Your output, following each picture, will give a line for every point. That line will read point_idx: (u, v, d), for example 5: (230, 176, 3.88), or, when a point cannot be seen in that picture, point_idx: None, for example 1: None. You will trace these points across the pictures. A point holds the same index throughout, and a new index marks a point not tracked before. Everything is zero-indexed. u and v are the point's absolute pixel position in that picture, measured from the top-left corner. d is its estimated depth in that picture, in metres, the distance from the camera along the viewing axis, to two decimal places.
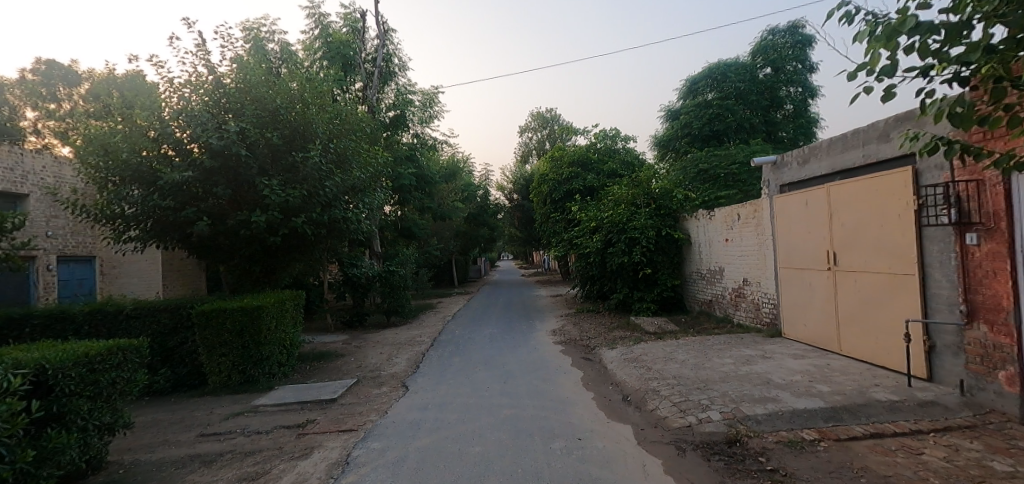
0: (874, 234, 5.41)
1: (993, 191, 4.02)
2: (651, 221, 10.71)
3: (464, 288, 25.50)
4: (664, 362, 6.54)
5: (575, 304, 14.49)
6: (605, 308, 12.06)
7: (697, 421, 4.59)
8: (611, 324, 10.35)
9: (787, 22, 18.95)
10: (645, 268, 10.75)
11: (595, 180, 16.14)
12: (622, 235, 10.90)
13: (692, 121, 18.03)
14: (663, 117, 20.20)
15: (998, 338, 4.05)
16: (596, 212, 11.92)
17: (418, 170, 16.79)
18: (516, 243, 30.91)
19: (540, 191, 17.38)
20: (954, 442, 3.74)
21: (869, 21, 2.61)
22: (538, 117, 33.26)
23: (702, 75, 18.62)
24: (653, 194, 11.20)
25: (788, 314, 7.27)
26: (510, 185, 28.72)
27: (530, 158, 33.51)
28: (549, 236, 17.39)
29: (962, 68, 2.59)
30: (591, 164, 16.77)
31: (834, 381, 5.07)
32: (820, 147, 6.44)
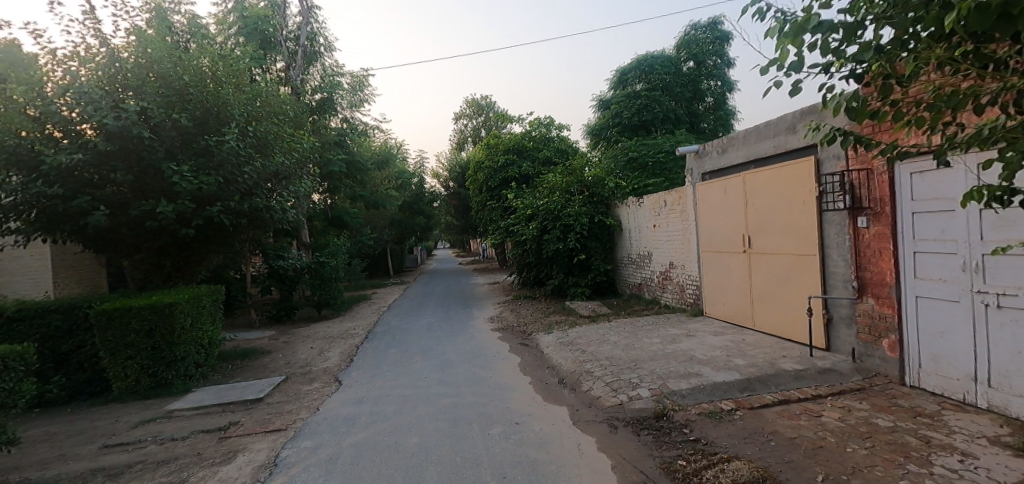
0: (784, 218, 5.88)
1: (880, 179, 4.49)
2: (584, 208, 11.01)
3: (401, 277, 24.99)
4: (597, 344, 6.76)
5: (512, 291, 14.62)
6: (542, 294, 12.29)
7: (628, 399, 4.81)
8: (547, 309, 10.55)
9: (708, 18, 19.79)
10: (579, 254, 11.08)
11: (530, 168, 16.27)
12: (557, 222, 11.12)
13: (623, 111, 18.70)
14: (595, 107, 20.78)
15: (882, 309, 4.58)
16: (531, 199, 11.99)
17: (349, 156, 15.83)
18: (452, 231, 30.67)
19: (476, 179, 17.35)
20: (847, 404, 4.19)
21: (775, 17, 2.77)
22: (473, 103, 32.98)
23: (631, 67, 19.40)
24: (586, 182, 11.51)
25: (709, 295, 7.78)
26: (445, 173, 28.35)
27: (466, 145, 33.27)
28: (486, 225, 17.39)
29: (855, 66, 2.88)
30: (527, 151, 16.83)
31: (748, 355, 5.50)
32: (737, 137, 6.85)
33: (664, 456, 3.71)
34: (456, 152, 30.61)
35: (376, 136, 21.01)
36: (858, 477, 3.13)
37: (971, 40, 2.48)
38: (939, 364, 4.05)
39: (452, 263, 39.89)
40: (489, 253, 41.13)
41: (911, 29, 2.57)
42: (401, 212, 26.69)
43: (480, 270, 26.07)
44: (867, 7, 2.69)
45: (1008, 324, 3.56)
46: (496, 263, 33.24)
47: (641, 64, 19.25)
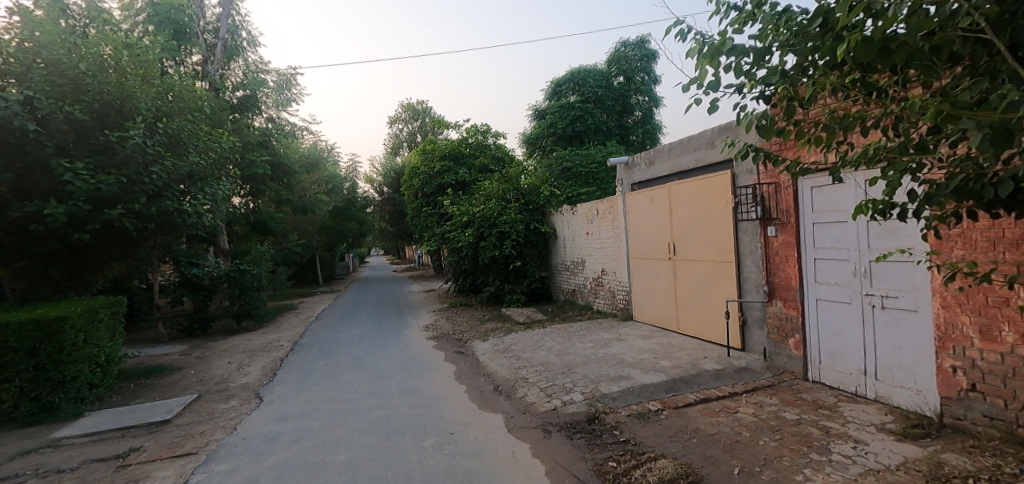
0: (705, 227, 6.28)
1: (786, 192, 4.91)
2: (520, 216, 11.16)
3: (331, 286, 23.93)
4: (532, 350, 6.82)
5: (448, 299, 14.47)
6: (478, 301, 12.25)
7: (562, 403, 4.88)
8: (483, 316, 10.53)
9: (637, 36, 20.46)
10: (515, 261, 11.20)
11: (467, 175, 16.23)
12: (493, 229, 11.15)
13: (557, 121, 19.20)
14: (531, 116, 21.20)
15: (789, 311, 5.00)
16: (468, 206, 11.95)
17: (274, 158, 14.78)
18: (386, 238, 29.87)
19: (411, 184, 17.07)
20: (759, 399, 4.52)
21: (695, 39, 2.96)
22: (409, 108, 32.48)
23: (565, 78, 19.99)
24: (522, 190, 11.66)
25: (637, 300, 8.12)
26: (379, 178, 27.60)
27: (401, 150, 32.67)
28: (422, 231, 17.10)
29: (763, 88, 3.14)
30: (463, 158, 16.71)
31: (673, 357, 5.79)
32: (662, 150, 7.23)
33: (596, 458, 3.81)
34: (391, 157, 29.86)
35: (305, 137, 20.03)
36: (769, 468, 3.38)
37: (858, 71, 2.79)
38: (836, 360, 4.48)
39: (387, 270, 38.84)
40: (425, 260, 40.48)
41: (810, 57, 2.84)
42: (332, 218, 25.63)
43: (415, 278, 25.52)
44: (773, 35, 2.94)
45: (890, 323, 4.02)
46: (431, 270, 32.81)
47: (575, 76, 19.89)
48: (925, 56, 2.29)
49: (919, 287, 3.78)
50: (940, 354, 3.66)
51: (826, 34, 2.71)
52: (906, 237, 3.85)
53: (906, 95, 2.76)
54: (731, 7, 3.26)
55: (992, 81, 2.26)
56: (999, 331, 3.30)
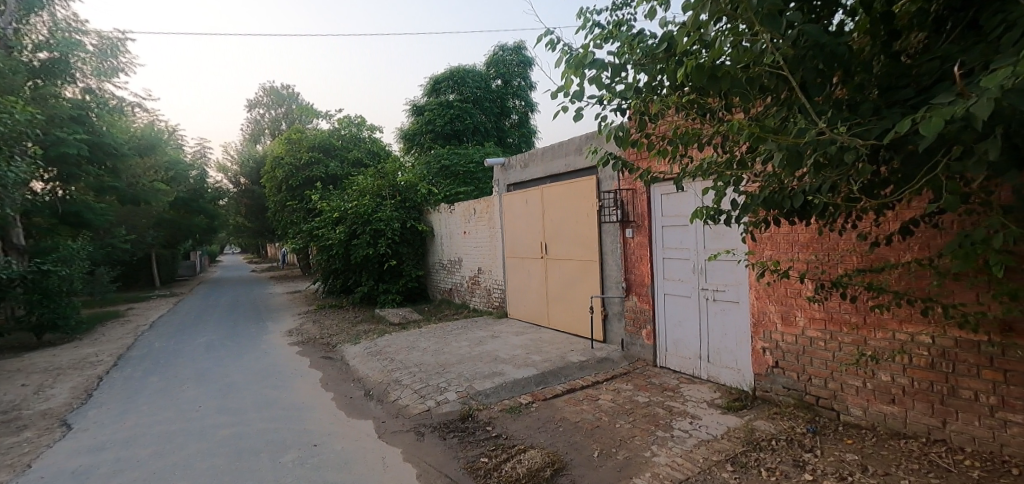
0: (573, 228, 6.70)
1: (641, 198, 5.45)
2: (396, 213, 10.84)
3: (172, 289, 20.76)
4: (406, 351, 6.65)
5: (316, 300, 13.49)
6: (350, 302, 11.60)
7: (436, 404, 4.83)
8: (354, 318, 10.00)
9: (514, 42, 20.98)
10: (390, 260, 10.85)
11: (339, 169, 15.28)
12: (367, 226, 10.69)
13: (436, 119, 19.00)
14: (409, 112, 20.70)
15: (642, 305, 5.55)
16: (339, 202, 11.25)
17: (92, 136, 12.36)
18: (244, 234, 26.88)
19: (274, 176, 15.58)
20: (617, 386, 4.95)
21: (562, 49, 3.14)
22: (273, 93, 30.16)
23: (444, 77, 19.83)
24: (398, 187, 11.35)
25: (512, 297, 8.38)
26: (235, 167, 24.71)
27: (263, 138, 29.52)
28: (286, 228, 15.70)
29: (621, 101, 3.44)
30: (335, 150, 15.73)
31: (543, 351, 6.08)
32: (536, 153, 7.55)
33: (468, 456, 3.83)
34: (250, 144, 26.87)
35: (136, 115, 17.05)
36: (624, 448, 3.71)
37: (694, 93, 3.19)
38: (679, 347, 5.09)
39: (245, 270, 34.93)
40: (290, 259, 37.30)
41: (658, 77, 3.19)
42: (174, 210, 22.25)
43: (279, 279, 23.33)
44: (628, 54, 3.23)
45: (719, 312, 4.69)
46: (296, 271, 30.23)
47: (454, 75, 19.77)
48: (741, 85, 2.70)
49: (741, 282, 4.46)
50: (754, 337, 4.36)
51: (670, 58, 3.06)
52: (731, 240, 4.52)
53: (730, 118, 3.22)
54: (594, 24, 3.53)
55: (789, 111, 2.75)
56: (794, 317, 4.05)
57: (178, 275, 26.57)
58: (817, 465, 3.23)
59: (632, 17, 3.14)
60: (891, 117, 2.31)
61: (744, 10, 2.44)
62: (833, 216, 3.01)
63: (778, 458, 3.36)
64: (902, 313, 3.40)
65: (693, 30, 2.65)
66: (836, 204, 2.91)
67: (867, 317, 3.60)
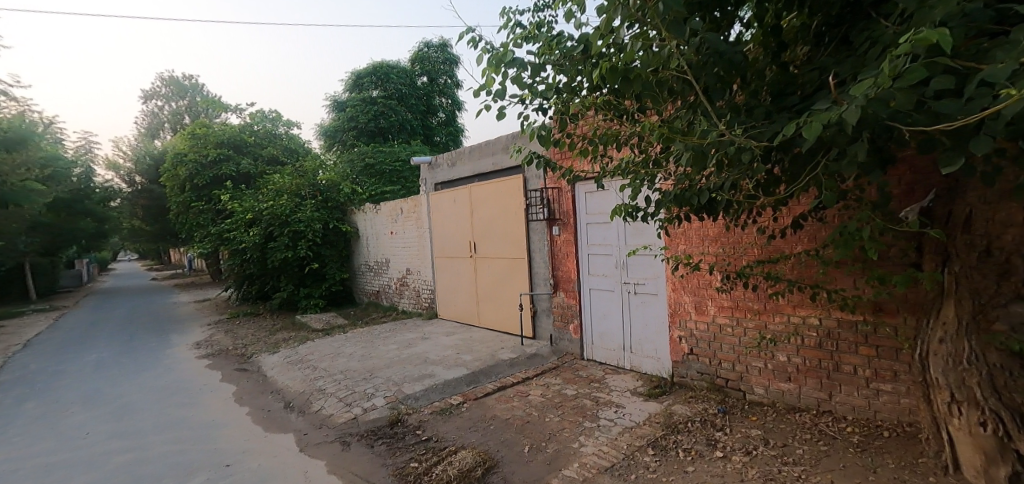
0: (502, 227, 6.75)
1: (566, 196, 5.60)
2: (317, 213, 10.33)
3: (54, 302, 18.34)
4: (330, 358, 6.36)
5: (228, 308, 12.53)
6: (268, 309, 10.90)
7: (363, 411, 4.65)
8: (272, 326, 9.41)
9: (439, 40, 20.53)
10: (311, 263, 10.33)
11: (252, 167, 14.28)
12: (284, 228, 10.09)
13: (358, 115, 18.28)
14: (330, 108, 19.77)
15: (569, 300, 5.70)
16: (253, 202, 10.52)
17: None
18: (143, 238, 24.36)
19: (176, 174, 14.22)
20: (546, 381, 5.05)
21: (483, 47, 3.14)
22: (172, 83, 27.75)
23: (366, 71, 19.03)
24: (319, 186, 10.82)
25: (441, 297, 8.30)
26: (130, 165, 22.28)
27: (162, 133, 27.05)
28: (191, 231, 14.41)
29: (542, 101, 3.50)
30: (247, 147, 14.68)
31: (474, 350, 6.08)
32: (464, 152, 7.50)
33: (397, 462, 3.73)
34: (147, 139, 24.35)
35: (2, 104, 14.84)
36: (553, 441, 3.79)
37: (610, 95, 3.33)
38: (604, 340, 5.29)
39: (144, 277, 31.63)
40: (197, 264, 34.32)
41: (577, 78, 3.27)
42: (53, 213, 19.63)
43: (187, 286, 21.42)
44: (549, 54, 3.29)
45: (640, 305, 4.92)
46: (205, 277, 27.86)
47: (377, 70, 18.98)
48: (652, 88, 2.84)
49: (659, 275, 4.72)
50: (671, 326, 4.63)
51: (587, 60, 3.16)
52: (650, 235, 4.77)
53: (643, 120, 3.39)
54: (516, 24, 3.57)
55: (694, 114, 2.94)
56: (705, 306, 4.35)
57: (60, 287, 23.51)
58: (726, 442, 3.49)
59: (552, 18, 3.19)
60: (780, 121, 2.54)
61: (652, 16, 2.56)
62: (735, 211, 3.26)
63: (693, 438, 3.59)
64: (795, 299, 3.77)
65: (606, 33, 2.75)
66: (737, 201, 3.16)
67: (766, 304, 3.95)
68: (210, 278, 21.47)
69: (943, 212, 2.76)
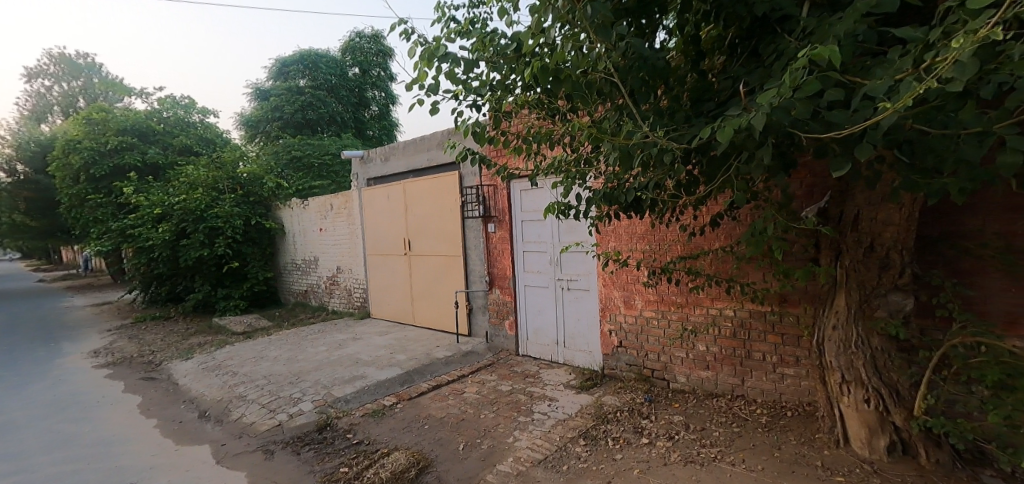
0: (437, 224, 6.66)
1: (502, 193, 5.63)
2: (236, 209, 9.66)
3: None
4: (252, 363, 5.97)
5: (133, 311, 11.40)
6: (180, 312, 10.04)
7: (288, 417, 4.42)
8: (185, 330, 8.66)
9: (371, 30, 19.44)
10: (230, 261, 9.65)
11: (162, 157, 13.07)
12: (199, 224, 9.35)
13: (284, 105, 17.28)
14: (253, 96, 18.57)
15: (505, 297, 5.74)
16: (162, 196, 9.63)
17: None
18: (26, 235, 21.52)
19: (68, 163, 12.69)
20: (482, 378, 5.06)
21: (415, 40, 3.08)
22: (63, 61, 24.74)
23: (293, 59, 18.11)
24: (239, 179, 10.12)
25: (374, 296, 8.06)
26: (9, 152, 19.56)
27: (50, 116, 24.02)
28: (87, 227, 12.93)
29: (477, 98, 3.50)
30: (155, 136, 13.41)
31: (408, 349, 5.97)
32: (398, 147, 7.32)
33: (325, 469, 3.58)
34: (31, 123, 21.50)
35: None
36: (488, 437, 3.81)
37: (543, 95, 3.38)
38: (539, 335, 5.38)
39: (29, 279, 27.96)
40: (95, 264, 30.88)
41: (510, 76, 3.30)
42: None
43: (82, 289, 19.20)
44: (482, 51, 3.29)
45: (573, 300, 5.05)
46: (104, 278, 25.11)
47: (304, 59, 18.10)
48: (581, 88, 2.92)
49: (590, 272, 4.87)
50: (602, 321, 4.80)
51: (520, 58, 3.19)
52: (582, 233, 4.91)
53: (574, 120, 3.48)
54: (449, 18, 3.53)
55: (621, 115, 3.06)
56: (633, 300, 4.55)
57: None
58: (652, 429, 3.67)
59: (486, 15, 3.19)
60: (697, 125, 2.71)
61: (581, 19, 2.63)
62: (659, 210, 3.43)
63: (622, 427, 3.74)
64: (713, 292, 4.03)
65: (538, 32, 2.79)
66: (661, 199, 3.32)
67: (688, 297, 4.20)
68: (111, 279, 19.40)
69: (836, 213, 3.06)
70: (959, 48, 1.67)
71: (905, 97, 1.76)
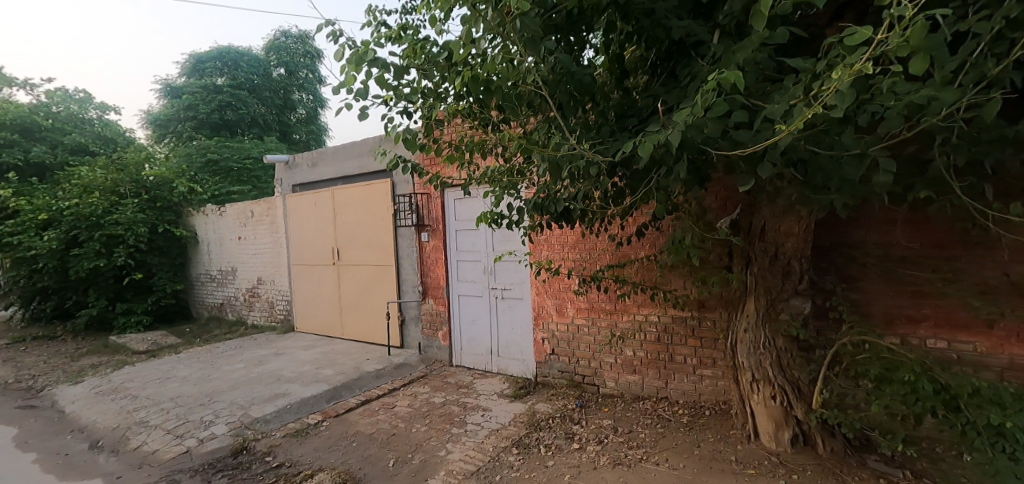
0: (368, 232, 6.46)
1: (435, 202, 5.57)
2: (140, 215, 8.80)
3: None
4: (158, 384, 5.44)
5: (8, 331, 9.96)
6: (66, 330, 8.89)
7: (198, 442, 4.05)
8: (75, 351, 7.71)
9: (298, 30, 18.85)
10: (132, 273, 8.77)
11: (51, 156, 11.64)
12: (95, 232, 8.43)
13: (198, 104, 16.00)
14: (164, 93, 17.11)
15: (439, 307, 5.65)
16: (48, 199, 8.57)
17: None
18: None
19: None
20: (414, 390, 4.94)
21: (342, 43, 2.98)
22: None
23: (209, 56, 16.93)
24: (144, 183, 9.25)
25: (299, 309, 7.64)
26: None
27: None
28: None
29: (408, 105, 3.44)
30: (43, 132, 11.94)
31: (336, 364, 5.70)
32: (326, 152, 7.04)
33: None
34: None
35: None
36: (419, 452, 3.71)
37: (475, 105, 3.40)
38: (474, 345, 5.35)
39: None
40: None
41: (443, 85, 3.28)
42: None
43: None
44: (413, 58, 3.25)
45: (507, 309, 5.08)
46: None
47: (222, 56, 17.03)
48: (511, 100, 2.96)
49: (523, 281, 4.92)
50: (535, 329, 4.86)
51: (451, 67, 3.18)
52: (515, 242, 4.96)
53: (505, 131, 3.52)
54: (380, 23, 3.45)
55: (550, 128, 3.14)
56: (564, 308, 4.66)
57: None
58: (582, 435, 3.75)
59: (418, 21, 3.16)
60: (620, 140, 2.83)
61: (510, 33, 2.66)
62: (588, 220, 3.54)
63: (554, 434, 3.79)
64: (638, 299, 4.22)
65: (469, 42, 2.80)
66: (589, 210, 3.43)
67: (616, 304, 4.36)
68: None
69: (745, 224, 3.31)
70: (839, 79, 1.87)
71: (797, 121, 1.94)
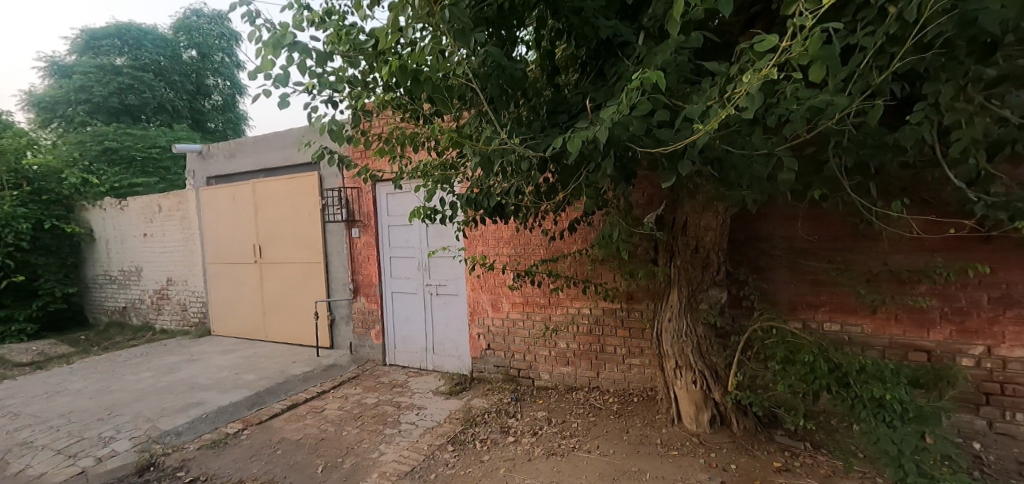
0: (293, 228, 6.12)
1: (367, 196, 5.38)
2: (21, 209, 7.76)
3: None
4: (46, 400, 4.84)
5: None
6: None
7: (96, 461, 3.65)
8: None
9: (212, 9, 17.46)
10: (12, 275, 7.73)
11: None
12: None
13: (94, 86, 14.36)
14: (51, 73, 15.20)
15: (372, 305, 5.47)
16: None
17: None
18: None
19: None
20: (344, 392, 4.76)
21: (257, 24, 2.78)
22: None
23: (106, 33, 15.27)
24: (25, 173, 8.17)
25: (216, 311, 7.11)
26: None
27: None
28: None
29: (333, 94, 3.28)
30: None
31: (258, 368, 5.37)
32: (246, 143, 6.58)
33: None
34: None
35: None
36: (350, 455, 3.58)
37: (405, 96, 3.30)
38: (408, 342, 5.23)
39: None
40: None
41: (370, 74, 3.15)
42: None
43: None
44: (338, 45, 3.10)
45: (442, 305, 5.01)
46: None
47: (123, 34, 15.38)
48: (442, 92, 2.91)
49: (458, 276, 4.88)
50: (470, 324, 4.84)
51: (379, 56, 3.06)
52: (449, 237, 4.91)
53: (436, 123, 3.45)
54: (301, 6, 3.26)
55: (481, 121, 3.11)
56: (499, 303, 4.67)
57: None
58: (517, 428, 3.78)
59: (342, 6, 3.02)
60: (551, 136, 2.87)
61: (439, 22, 2.60)
62: (522, 215, 3.56)
63: (489, 429, 3.80)
64: (571, 292, 4.31)
65: (397, 30, 2.70)
66: (522, 205, 3.45)
67: (550, 298, 4.43)
68: None
69: (669, 219, 3.48)
70: (748, 82, 1.99)
71: (712, 120, 2.04)
